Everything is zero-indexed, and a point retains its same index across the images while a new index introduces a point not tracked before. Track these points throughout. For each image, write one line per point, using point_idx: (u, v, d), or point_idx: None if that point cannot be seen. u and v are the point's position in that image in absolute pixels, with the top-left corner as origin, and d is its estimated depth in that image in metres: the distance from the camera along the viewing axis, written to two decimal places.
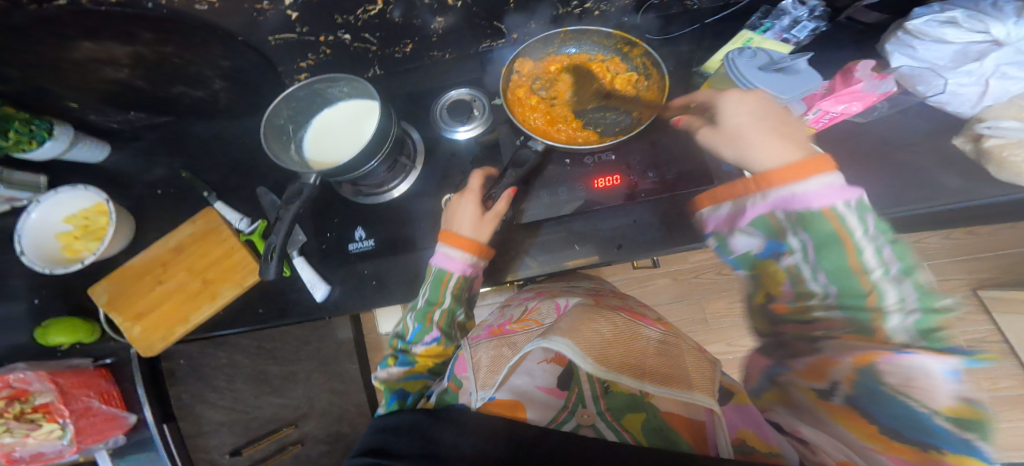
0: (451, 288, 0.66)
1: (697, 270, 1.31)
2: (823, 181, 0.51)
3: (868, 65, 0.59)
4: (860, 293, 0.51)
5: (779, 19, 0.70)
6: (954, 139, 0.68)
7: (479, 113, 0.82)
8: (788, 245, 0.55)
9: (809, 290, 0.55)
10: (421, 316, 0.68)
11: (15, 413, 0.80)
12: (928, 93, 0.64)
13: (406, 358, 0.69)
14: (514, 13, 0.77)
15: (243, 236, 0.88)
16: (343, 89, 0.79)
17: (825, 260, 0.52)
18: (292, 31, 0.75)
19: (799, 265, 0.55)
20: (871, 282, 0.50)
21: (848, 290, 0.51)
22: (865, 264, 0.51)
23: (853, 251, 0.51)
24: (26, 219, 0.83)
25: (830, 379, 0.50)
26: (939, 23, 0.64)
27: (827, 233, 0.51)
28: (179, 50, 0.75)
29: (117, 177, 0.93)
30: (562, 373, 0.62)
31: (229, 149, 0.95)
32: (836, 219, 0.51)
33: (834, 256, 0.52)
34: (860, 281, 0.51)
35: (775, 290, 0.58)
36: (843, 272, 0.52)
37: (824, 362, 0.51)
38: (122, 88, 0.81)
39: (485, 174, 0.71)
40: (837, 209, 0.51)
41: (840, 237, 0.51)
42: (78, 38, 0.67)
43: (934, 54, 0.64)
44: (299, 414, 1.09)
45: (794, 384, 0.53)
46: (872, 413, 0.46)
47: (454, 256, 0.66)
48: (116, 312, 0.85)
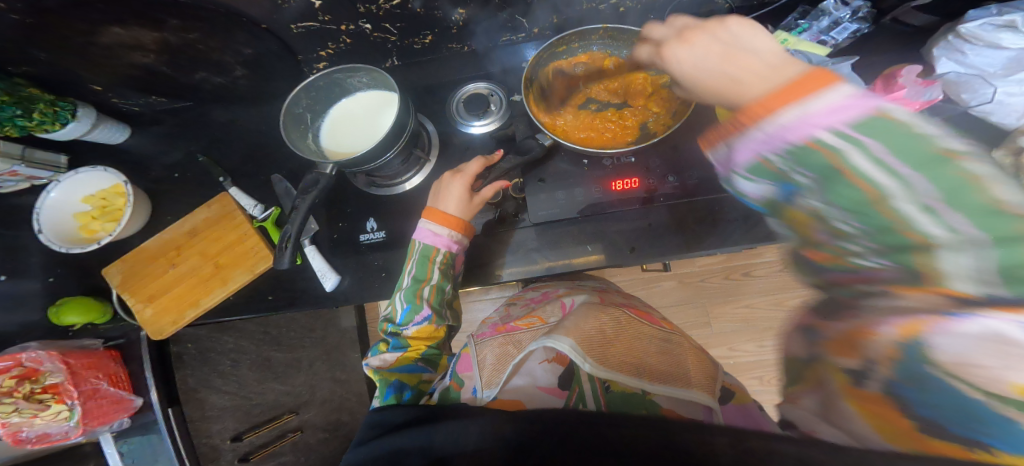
0: (438, 264, 0.66)
1: (705, 273, 1.29)
2: (828, 99, 0.38)
3: (913, 73, 0.65)
4: (899, 234, 0.36)
5: (818, 20, 0.71)
6: (996, 151, 0.66)
7: (496, 108, 0.82)
8: (794, 184, 0.41)
9: (843, 247, 0.40)
10: (410, 294, 0.66)
11: (24, 393, 0.77)
12: (973, 101, 0.65)
13: (398, 342, 0.67)
14: (536, 8, 0.76)
15: (256, 223, 0.88)
16: (363, 79, 0.78)
17: (834, 195, 0.38)
18: (314, 19, 0.75)
19: (820, 210, 0.40)
20: (919, 229, 0.35)
21: (885, 236, 0.37)
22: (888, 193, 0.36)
23: (887, 198, 0.36)
24: (45, 198, 0.84)
25: (864, 355, 0.39)
26: (996, 28, 0.64)
27: (822, 167, 0.38)
28: (204, 37, 0.75)
29: (135, 159, 0.94)
30: (565, 373, 0.57)
31: (245, 135, 0.95)
32: (827, 149, 0.37)
33: (840, 188, 0.37)
34: (888, 217, 0.36)
35: (807, 237, 0.42)
36: (860, 207, 0.37)
37: (858, 332, 0.39)
38: (145, 73, 0.82)
39: (486, 159, 0.69)
40: (821, 141, 0.37)
41: (838, 169, 0.37)
42: (107, 24, 0.68)
43: (984, 61, 0.65)
44: (300, 402, 1.09)
45: (825, 362, 0.43)
46: (911, 399, 0.36)
47: (439, 233, 0.66)
48: (129, 294, 0.85)
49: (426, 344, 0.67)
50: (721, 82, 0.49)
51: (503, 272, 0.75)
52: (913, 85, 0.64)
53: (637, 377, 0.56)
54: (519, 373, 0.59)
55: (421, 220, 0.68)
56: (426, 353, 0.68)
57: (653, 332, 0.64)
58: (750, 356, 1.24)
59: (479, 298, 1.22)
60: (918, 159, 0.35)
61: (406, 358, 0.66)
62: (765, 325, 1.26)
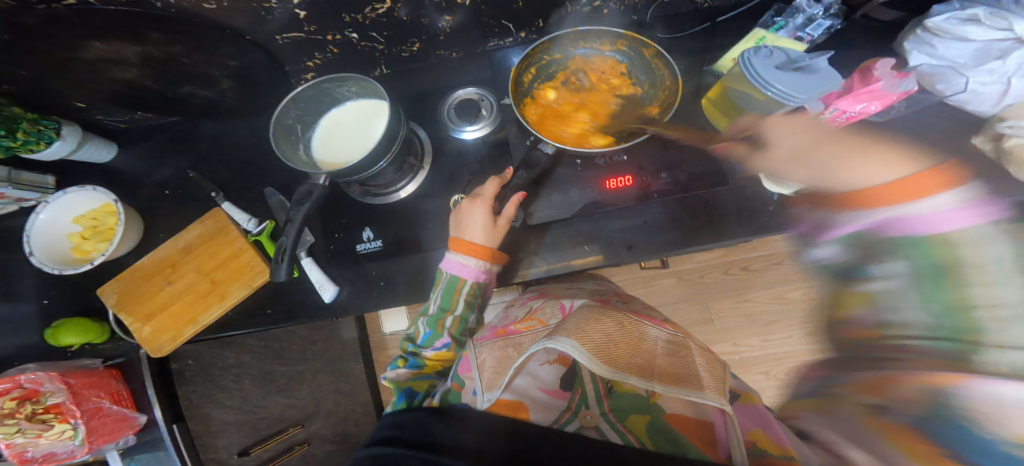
0: (465, 295, 0.66)
1: (703, 269, 1.30)
2: (934, 201, 0.46)
3: (888, 64, 0.58)
4: (966, 331, 0.42)
5: (793, 17, 0.68)
6: (973, 138, 0.67)
7: (487, 113, 0.81)
8: (879, 270, 0.48)
9: (891, 311, 0.47)
10: (433, 321, 0.67)
11: (27, 414, 0.77)
12: (948, 92, 0.63)
13: (416, 360, 0.69)
14: (522, 12, 0.77)
15: (250, 237, 0.88)
16: (351, 89, 0.79)
17: (922, 290, 0.45)
18: (300, 30, 0.74)
19: (891, 290, 0.47)
20: (976, 317, 0.42)
21: (950, 326, 0.43)
22: (972, 297, 0.43)
23: (967, 283, 0.43)
24: (36, 219, 0.84)
25: (891, 397, 0.44)
26: (961, 22, 0.65)
27: (944, 262, 0.44)
28: (187, 50, 0.75)
29: (126, 177, 0.93)
30: (566, 376, 0.62)
31: (235, 149, 0.95)
32: (948, 247, 0.44)
33: (938, 287, 0.44)
34: (965, 317, 0.42)
35: (846, 312, 0.51)
36: (936, 291, 0.44)
37: (887, 378, 0.45)
38: (130, 88, 0.81)
39: (500, 179, 0.69)
40: (950, 236, 0.45)
41: (951, 269, 0.44)
42: (88, 38, 0.68)
43: (954, 52, 0.65)
44: (306, 414, 1.08)
45: (844, 398, 0.49)
46: (933, 431, 0.41)
47: (467, 264, 0.66)
48: (127, 312, 0.85)
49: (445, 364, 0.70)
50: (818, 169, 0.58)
51: (526, 273, 0.75)
52: (889, 78, 0.57)
53: (646, 379, 0.55)
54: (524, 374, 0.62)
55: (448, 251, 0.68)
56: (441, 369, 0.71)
57: (658, 335, 0.64)
58: (755, 350, 1.27)
59: None
60: (931, 291, 0.44)
61: (423, 371, 0.69)
62: (767, 320, 1.28)
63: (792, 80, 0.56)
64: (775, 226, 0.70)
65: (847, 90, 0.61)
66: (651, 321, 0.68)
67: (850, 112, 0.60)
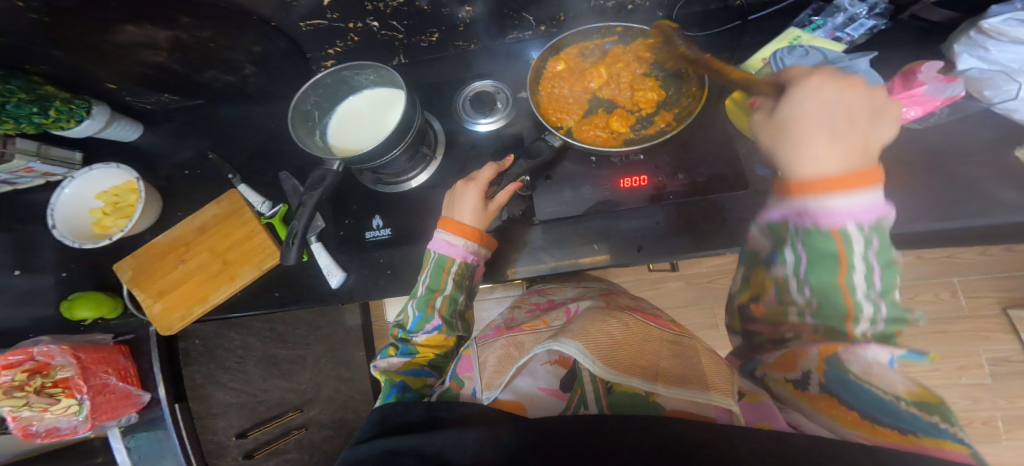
0: (454, 274, 0.65)
1: (711, 274, 1.27)
2: (850, 199, 0.45)
3: (933, 68, 0.56)
4: (840, 312, 0.49)
5: (833, 17, 0.67)
6: (1015, 150, 0.64)
7: (502, 106, 0.82)
8: (783, 257, 0.53)
9: (791, 299, 0.53)
10: (422, 304, 0.66)
11: (35, 387, 0.77)
12: (995, 99, 0.62)
13: (406, 348, 0.67)
14: (542, 5, 0.76)
15: (263, 219, 0.88)
16: (369, 77, 0.79)
17: (814, 277, 0.49)
18: (322, 17, 0.75)
19: (788, 278, 0.52)
20: (853, 298, 0.48)
21: (829, 308, 0.49)
22: (854, 285, 0.47)
23: (846, 272, 0.47)
24: (61, 193, 0.86)
25: (802, 369, 0.49)
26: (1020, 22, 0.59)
27: (825, 252, 0.47)
28: (214, 36, 0.76)
29: (148, 157, 0.95)
30: (566, 376, 0.57)
31: (253, 133, 0.96)
32: (842, 239, 0.46)
33: (825, 273, 0.48)
34: (846, 298, 0.48)
35: (761, 293, 0.57)
36: (829, 291, 0.49)
37: (793, 354, 0.50)
38: (158, 71, 0.83)
39: (498, 166, 0.68)
40: (847, 231, 0.45)
41: (839, 257, 0.47)
42: (121, 23, 0.69)
43: (1009, 56, 0.60)
44: (304, 399, 1.09)
45: (771, 378, 0.52)
46: (841, 396, 0.44)
47: (455, 243, 0.65)
48: (140, 288, 0.86)
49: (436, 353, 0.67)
50: (783, 139, 0.50)
51: (516, 270, 0.74)
52: (933, 82, 0.56)
53: (647, 381, 0.54)
54: (522, 373, 0.58)
55: (437, 230, 0.68)
56: (433, 360, 0.67)
57: (659, 333, 0.62)
58: None
59: (484, 297, 1.23)
60: (823, 280, 0.49)
61: (414, 363, 0.66)
62: None
63: None
64: None
65: (886, 93, 0.58)
66: (657, 321, 0.66)
67: None
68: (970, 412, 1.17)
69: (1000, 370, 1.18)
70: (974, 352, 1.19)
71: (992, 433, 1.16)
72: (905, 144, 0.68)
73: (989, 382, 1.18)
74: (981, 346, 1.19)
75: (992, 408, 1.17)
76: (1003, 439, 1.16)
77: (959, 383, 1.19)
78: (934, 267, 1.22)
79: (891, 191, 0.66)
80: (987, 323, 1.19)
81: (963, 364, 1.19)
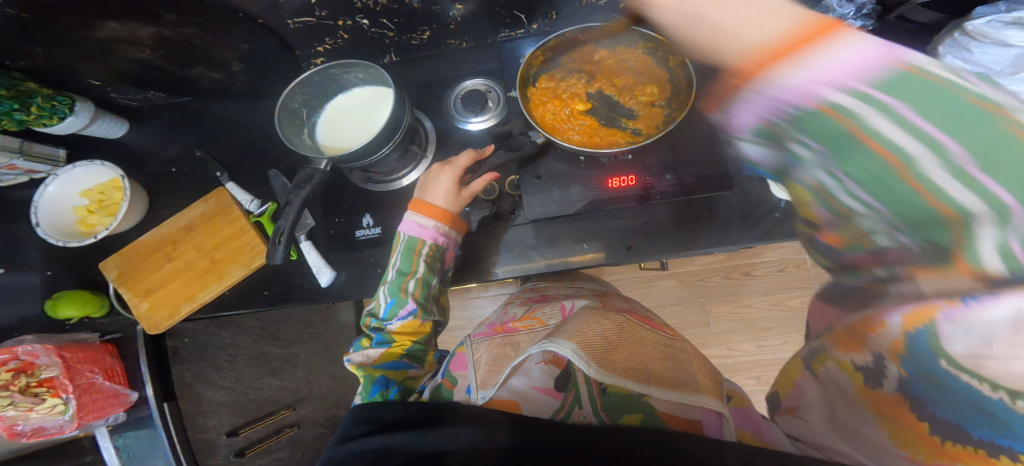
0: (425, 256, 0.65)
1: (703, 273, 1.29)
2: (804, 68, 0.37)
3: None
4: (931, 214, 0.33)
5: None
6: None
7: (493, 105, 0.82)
8: (805, 152, 0.42)
9: (851, 208, 0.40)
10: (395, 288, 0.65)
11: (20, 387, 0.75)
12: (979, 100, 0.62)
13: (382, 337, 0.66)
14: (533, 4, 0.76)
15: (252, 218, 0.88)
16: (358, 75, 0.78)
17: (849, 165, 0.37)
18: (311, 15, 0.74)
19: (830, 183, 0.41)
20: (931, 191, 0.32)
21: (902, 209, 0.35)
22: (914, 156, 0.32)
23: (876, 145, 0.34)
24: (44, 191, 0.84)
25: (873, 350, 0.40)
26: (1004, 24, 0.61)
27: (834, 127, 0.36)
28: (200, 32, 0.75)
29: (134, 154, 0.93)
30: (560, 375, 0.58)
31: (242, 131, 0.95)
32: (836, 113, 0.35)
33: (854, 157, 0.36)
34: (922, 196, 0.33)
35: (824, 208, 0.45)
36: (876, 178, 0.35)
37: (868, 323, 0.41)
38: (143, 67, 0.82)
39: (476, 153, 0.70)
40: (834, 104, 0.35)
41: (850, 135, 0.35)
42: (103, 18, 0.68)
43: (992, 59, 0.62)
44: (297, 397, 1.06)
45: (829, 357, 0.45)
46: (929, 398, 0.36)
47: (425, 224, 0.65)
48: (126, 288, 0.85)
49: (412, 339, 0.65)
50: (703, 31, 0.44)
51: (497, 270, 0.74)
52: None
53: (641, 382, 0.54)
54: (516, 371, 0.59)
55: (408, 212, 0.68)
56: (410, 350, 0.65)
57: (654, 337, 0.62)
58: (750, 355, 1.25)
59: (478, 295, 1.23)
60: (833, 141, 0.37)
61: (391, 354, 0.64)
62: (765, 326, 1.25)
63: None
64: (781, 232, 0.68)
65: None
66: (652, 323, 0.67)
67: None
68: None
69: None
70: None
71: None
72: None
73: None
74: None
75: None
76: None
77: None
78: None
79: None
80: None
81: None
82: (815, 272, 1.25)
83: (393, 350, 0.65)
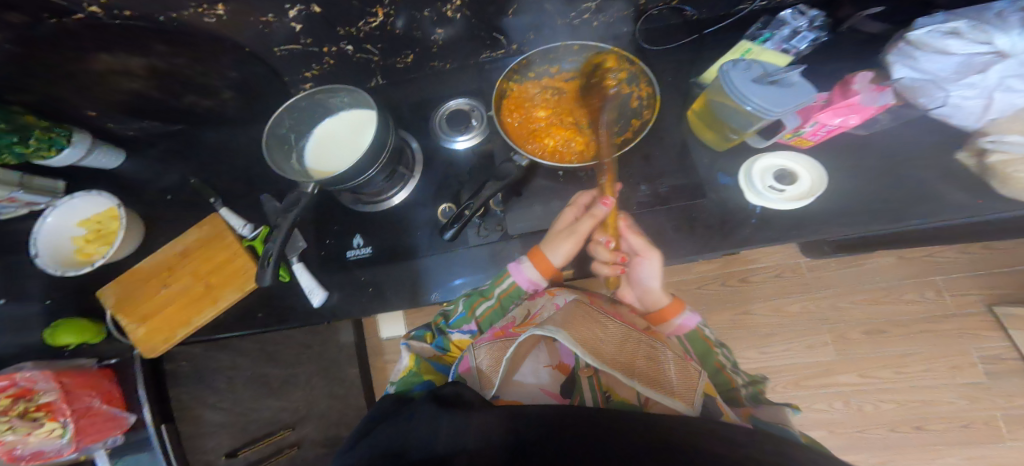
0: (504, 288, 0.68)
1: (700, 281, 1.29)
2: (688, 313, 0.68)
3: (866, 78, 0.59)
4: (727, 383, 0.64)
5: (779, 29, 0.69)
6: (957, 154, 0.68)
7: (477, 123, 0.83)
8: None
9: None
10: (469, 303, 0.69)
11: (19, 412, 0.75)
12: (930, 105, 0.66)
13: (442, 342, 0.69)
14: (511, 25, 0.78)
15: (245, 242, 0.89)
16: (344, 99, 0.80)
17: (708, 364, 0.65)
18: (297, 43, 0.77)
19: None
20: (728, 376, 0.64)
21: (722, 384, 0.64)
22: (724, 361, 0.65)
23: (716, 353, 0.66)
24: (42, 223, 0.85)
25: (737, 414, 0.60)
26: (942, 34, 0.64)
27: (703, 347, 0.66)
28: (189, 62, 0.77)
29: (131, 183, 0.95)
30: (567, 381, 0.57)
31: (235, 157, 0.96)
32: (701, 335, 0.67)
33: (710, 359, 0.65)
34: (725, 374, 0.64)
35: None
36: (715, 371, 0.65)
37: None
38: (136, 98, 0.84)
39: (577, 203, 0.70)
40: (702, 329, 0.67)
41: (710, 346, 0.66)
42: (94, 51, 0.70)
43: (937, 65, 0.63)
44: (297, 417, 1.07)
45: None
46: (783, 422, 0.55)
47: (539, 278, 0.67)
48: (122, 315, 0.86)
49: None
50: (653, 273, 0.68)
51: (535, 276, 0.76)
52: (867, 91, 0.59)
53: (628, 376, 0.53)
54: (519, 371, 0.58)
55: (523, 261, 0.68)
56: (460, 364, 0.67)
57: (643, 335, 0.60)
58: (753, 363, 1.24)
59: None
60: (705, 360, 0.65)
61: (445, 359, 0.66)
62: (767, 332, 1.25)
63: (767, 93, 0.55)
64: (760, 238, 0.69)
65: (828, 102, 0.62)
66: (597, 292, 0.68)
67: (829, 126, 0.62)
68: (969, 412, 1.16)
69: (994, 368, 1.17)
70: (965, 351, 1.18)
71: (995, 434, 1.14)
72: (858, 150, 0.71)
73: (984, 381, 1.16)
74: (971, 344, 1.18)
75: (991, 407, 1.15)
76: (1005, 440, 1.14)
77: (956, 383, 1.17)
78: (916, 267, 1.23)
79: (846, 193, 0.69)
80: (976, 321, 1.19)
81: (955, 363, 1.18)
82: (812, 277, 1.26)
83: (448, 355, 0.68)
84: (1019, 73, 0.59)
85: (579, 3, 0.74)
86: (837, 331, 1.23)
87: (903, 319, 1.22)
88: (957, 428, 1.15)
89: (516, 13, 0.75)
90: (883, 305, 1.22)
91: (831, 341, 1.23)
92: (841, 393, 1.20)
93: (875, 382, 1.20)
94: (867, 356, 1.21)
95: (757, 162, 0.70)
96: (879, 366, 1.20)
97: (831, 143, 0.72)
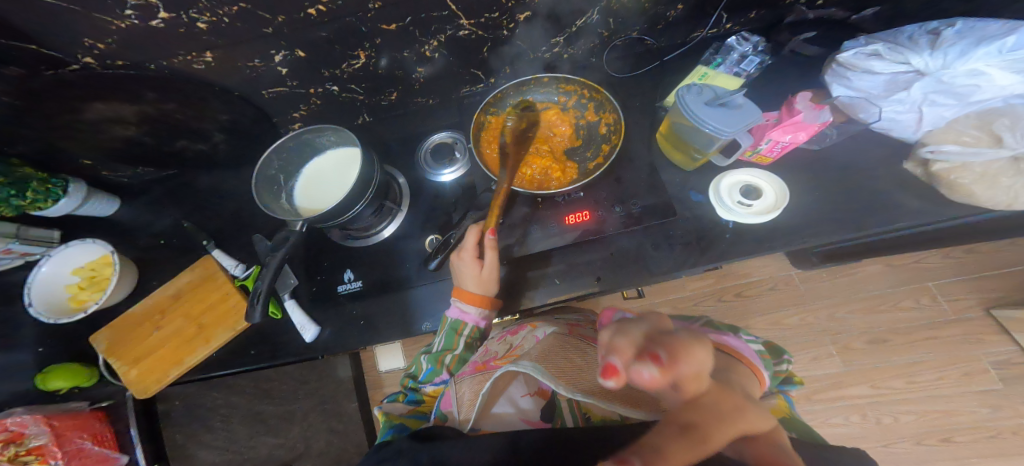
0: (465, 337, 0.68)
1: (696, 298, 1.30)
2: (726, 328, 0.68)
3: (805, 97, 0.63)
4: None
5: (728, 55, 0.75)
6: (904, 163, 0.71)
7: (460, 155, 0.87)
8: None
9: None
10: (434, 358, 0.68)
11: (9, 457, 0.75)
12: (869, 120, 0.69)
13: (414, 396, 0.68)
14: (489, 61, 0.82)
15: (237, 282, 0.90)
16: (330, 137, 0.83)
17: None
18: (284, 85, 0.80)
19: None
20: None
21: None
22: None
23: None
24: (38, 272, 0.86)
25: None
26: (866, 56, 0.69)
27: None
28: (180, 107, 0.80)
29: (126, 228, 0.96)
30: (546, 406, 0.56)
31: (229, 199, 0.99)
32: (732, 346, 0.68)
33: None
34: None
35: None
36: None
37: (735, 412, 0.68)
38: (130, 144, 0.87)
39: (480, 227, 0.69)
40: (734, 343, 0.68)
41: None
42: (90, 100, 0.73)
43: (867, 84, 0.68)
44: (295, 454, 1.11)
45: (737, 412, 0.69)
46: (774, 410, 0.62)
47: (468, 311, 0.69)
48: (115, 358, 0.86)
49: None
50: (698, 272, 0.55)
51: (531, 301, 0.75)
52: (808, 109, 0.62)
53: None
54: (496, 403, 0.58)
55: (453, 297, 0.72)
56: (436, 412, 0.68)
57: None
58: None
59: None
60: None
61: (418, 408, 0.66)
62: None
63: (718, 116, 0.58)
64: (736, 252, 0.71)
65: (777, 121, 0.65)
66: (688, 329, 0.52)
67: (782, 142, 0.65)
68: (993, 423, 1.15)
69: (1007, 374, 1.17)
70: (974, 357, 1.19)
71: None
72: (819, 164, 0.74)
73: (1000, 387, 1.16)
74: (978, 350, 1.19)
75: (1020, 415, 1.15)
76: None
77: (972, 390, 1.17)
78: (906, 273, 1.25)
79: (812, 204, 0.71)
80: (975, 326, 1.20)
81: (967, 370, 1.18)
82: (804, 288, 1.27)
83: (422, 408, 0.67)
84: (939, 89, 0.64)
85: (548, 37, 0.78)
86: (840, 341, 1.23)
87: (902, 327, 1.22)
88: (986, 439, 1.15)
89: (491, 49, 0.79)
90: (880, 313, 1.23)
91: (835, 352, 1.23)
92: (856, 406, 1.20)
93: (887, 394, 1.19)
94: (875, 366, 1.21)
95: (723, 180, 0.73)
96: (892, 375, 1.20)
97: (794, 158, 0.75)
